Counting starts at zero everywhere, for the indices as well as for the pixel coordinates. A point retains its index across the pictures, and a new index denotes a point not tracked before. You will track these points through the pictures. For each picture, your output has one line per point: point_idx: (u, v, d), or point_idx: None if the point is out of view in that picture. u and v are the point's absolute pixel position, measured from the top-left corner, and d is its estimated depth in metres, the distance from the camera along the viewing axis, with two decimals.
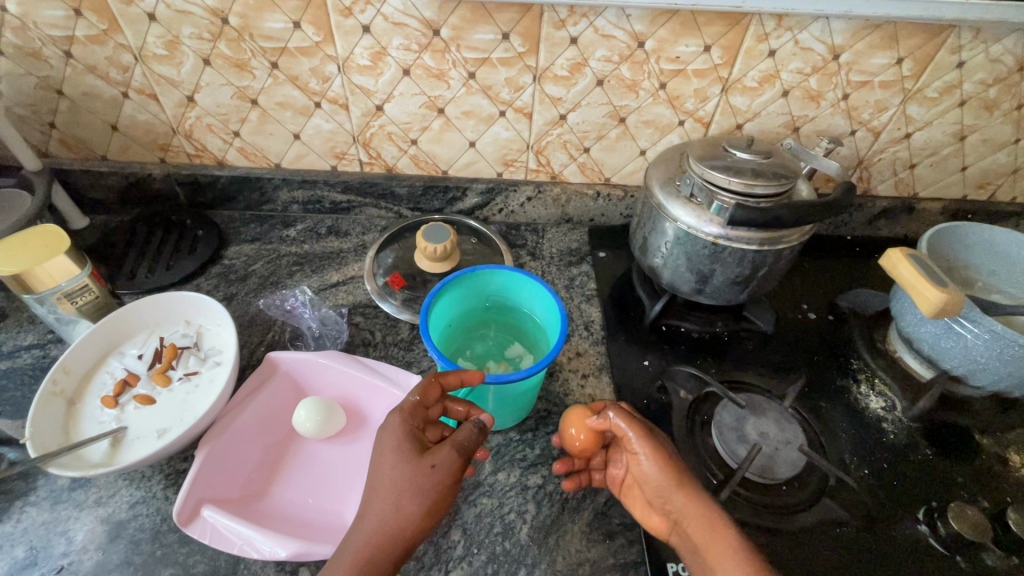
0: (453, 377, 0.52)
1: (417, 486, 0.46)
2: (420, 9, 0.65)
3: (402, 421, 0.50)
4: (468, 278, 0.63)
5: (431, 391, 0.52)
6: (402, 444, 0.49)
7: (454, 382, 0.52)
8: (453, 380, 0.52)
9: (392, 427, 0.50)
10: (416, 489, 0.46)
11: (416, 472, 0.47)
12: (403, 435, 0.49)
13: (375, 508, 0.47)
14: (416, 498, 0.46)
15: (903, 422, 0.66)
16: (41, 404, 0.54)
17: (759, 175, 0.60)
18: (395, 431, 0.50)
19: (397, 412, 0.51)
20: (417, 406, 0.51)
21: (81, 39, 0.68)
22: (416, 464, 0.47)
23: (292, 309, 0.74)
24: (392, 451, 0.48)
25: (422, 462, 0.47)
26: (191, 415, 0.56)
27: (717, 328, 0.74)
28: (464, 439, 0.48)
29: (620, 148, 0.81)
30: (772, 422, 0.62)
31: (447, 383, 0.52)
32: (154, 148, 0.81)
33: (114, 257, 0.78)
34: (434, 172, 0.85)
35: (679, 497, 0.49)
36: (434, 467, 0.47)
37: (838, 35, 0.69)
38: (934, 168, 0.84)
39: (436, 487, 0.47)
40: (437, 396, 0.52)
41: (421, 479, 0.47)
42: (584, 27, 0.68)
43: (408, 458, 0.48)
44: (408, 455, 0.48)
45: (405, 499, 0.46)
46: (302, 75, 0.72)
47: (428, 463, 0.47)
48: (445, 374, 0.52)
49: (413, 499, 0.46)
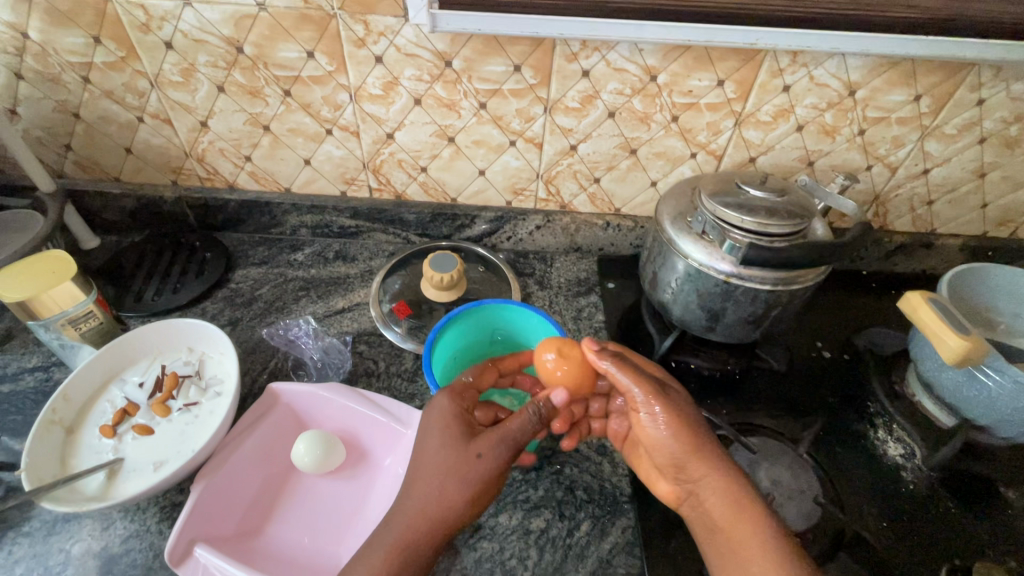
0: (510, 361, 0.62)
1: (462, 475, 0.47)
2: (433, 41, 0.66)
3: (451, 404, 0.52)
4: (475, 313, 0.64)
5: (488, 374, 0.59)
6: (450, 428, 0.50)
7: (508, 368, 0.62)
8: (507, 365, 0.62)
9: (441, 410, 0.52)
10: (460, 478, 0.47)
11: (463, 460, 0.48)
12: (451, 419, 0.51)
13: (420, 492, 0.48)
14: (461, 488, 0.47)
15: (922, 471, 0.63)
16: (39, 432, 0.53)
17: (772, 214, 0.59)
18: (444, 414, 0.51)
19: (448, 393, 0.53)
20: (467, 388, 0.54)
21: (99, 65, 0.69)
22: (462, 452, 0.48)
23: (295, 338, 0.73)
24: (440, 435, 0.50)
25: (468, 452, 0.48)
26: (189, 447, 0.55)
27: (728, 366, 0.72)
28: (515, 428, 0.50)
29: (631, 179, 0.81)
30: (785, 469, 0.60)
31: (504, 366, 0.62)
32: (167, 170, 0.82)
33: (122, 279, 0.78)
34: (443, 200, 0.85)
35: (695, 468, 0.51)
36: (480, 457, 0.48)
37: (854, 71, 0.68)
38: (952, 205, 0.83)
39: (480, 479, 0.48)
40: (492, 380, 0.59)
41: (467, 468, 0.48)
42: (596, 60, 0.67)
43: (455, 444, 0.49)
44: (455, 442, 0.49)
45: (449, 484, 0.47)
46: (314, 103, 0.73)
47: (473, 452, 0.48)
48: (501, 360, 0.61)
49: (457, 488, 0.47)
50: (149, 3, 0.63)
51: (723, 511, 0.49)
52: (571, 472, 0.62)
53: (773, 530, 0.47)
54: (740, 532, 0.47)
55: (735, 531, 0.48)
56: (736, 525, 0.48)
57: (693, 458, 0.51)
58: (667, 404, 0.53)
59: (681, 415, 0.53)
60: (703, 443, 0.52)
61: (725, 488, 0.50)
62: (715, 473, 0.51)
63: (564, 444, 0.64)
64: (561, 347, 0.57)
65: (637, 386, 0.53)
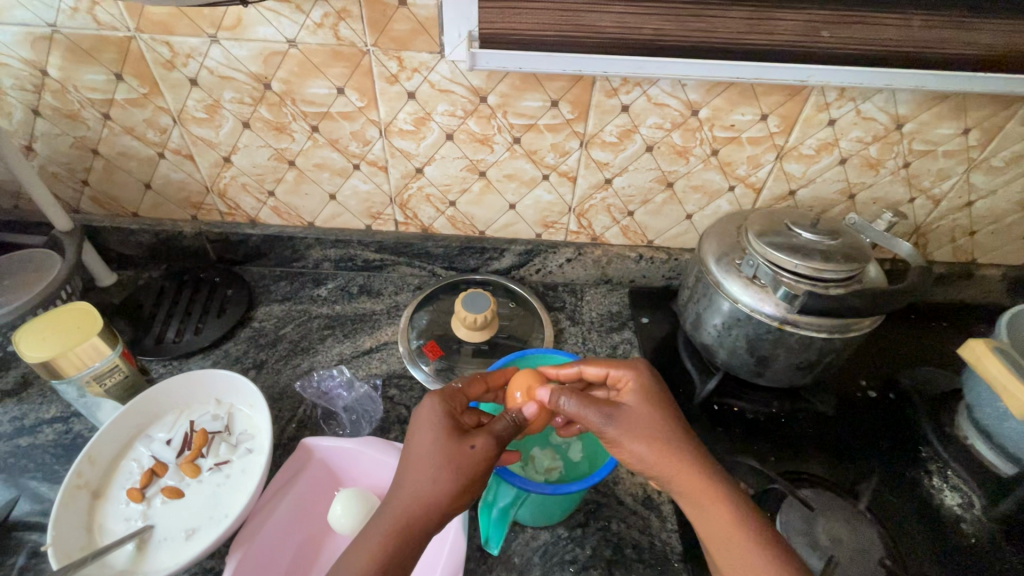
0: (499, 377, 0.60)
1: (456, 466, 0.47)
2: (468, 77, 0.63)
3: (440, 401, 0.52)
4: (517, 364, 0.67)
5: (475, 384, 0.57)
6: (442, 422, 0.50)
7: (497, 384, 0.60)
8: (498, 381, 0.60)
9: (431, 407, 0.51)
10: (454, 468, 0.47)
11: (455, 450, 0.48)
12: (443, 414, 0.50)
13: (411, 482, 0.47)
14: (453, 476, 0.47)
15: (983, 522, 0.61)
16: (65, 502, 0.51)
17: (829, 259, 0.57)
18: (434, 409, 0.51)
19: (436, 394, 0.53)
20: (456, 392, 0.55)
21: (120, 102, 0.67)
22: (456, 443, 0.48)
23: (328, 390, 0.70)
24: (433, 428, 0.50)
25: (461, 443, 0.48)
26: (224, 512, 0.53)
27: (773, 410, 0.70)
28: (501, 429, 0.50)
29: (666, 212, 0.78)
30: (842, 524, 0.58)
31: (493, 381, 0.60)
32: (187, 205, 0.79)
33: (141, 319, 0.75)
34: (471, 233, 0.82)
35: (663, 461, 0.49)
36: (474, 448, 0.48)
37: (902, 105, 0.65)
38: (995, 235, 0.80)
39: (474, 470, 0.47)
40: (479, 391, 0.58)
41: (460, 458, 0.47)
42: (637, 96, 0.65)
43: (446, 436, 0.49)
44: (447, 434, 0.49)
45: (443, 474, 0.47)
46: (342, 138, 0.70)
47: (467, 443, 0.48)
48: (489, 375, 0.60)
49: (452, 476, 0.47)
50: (175, 40, 0.61)
51: (710, 524, 0.47)
52: (619, 528, 0.59)
53: (764, 535, 0.46)
54: (733, 543, 0.46)
55: (727, 540, 0.46)
56: (725, 537, 0.47)
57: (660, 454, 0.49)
58: (619, 420, 0.50)
59: (640, 427, 0.50)
60: (672, 443, 0.49)
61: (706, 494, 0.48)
62: (691, 476, 0.48)
63: (608, 496, 0.62)
64: (522, 380, 0.57)
65: (589, 413, 0.51)
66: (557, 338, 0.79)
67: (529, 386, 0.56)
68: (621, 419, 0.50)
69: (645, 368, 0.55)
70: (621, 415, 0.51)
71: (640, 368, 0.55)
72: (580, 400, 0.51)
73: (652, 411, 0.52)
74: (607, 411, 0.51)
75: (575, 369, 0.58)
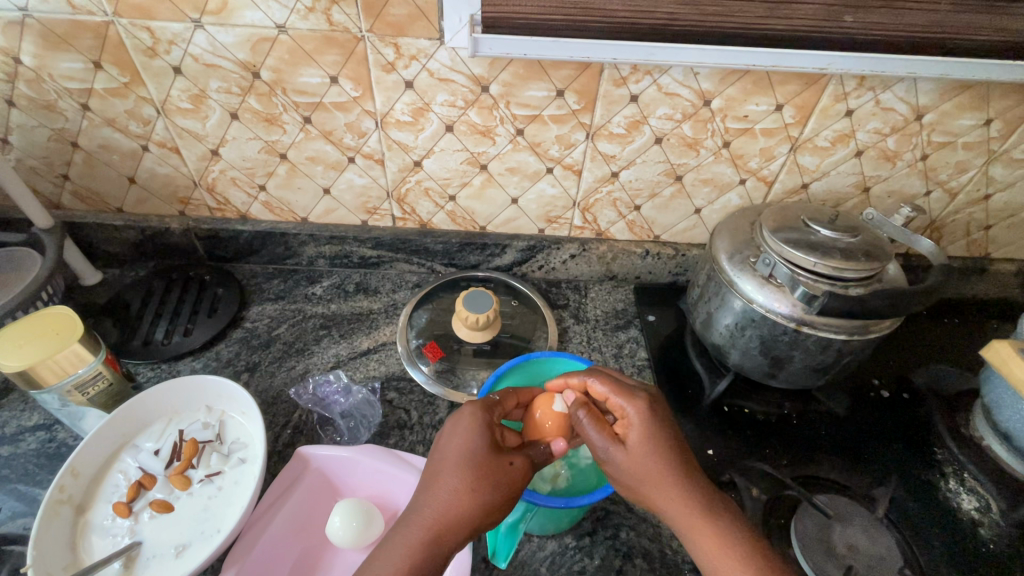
0: (528, 392, 0.58)
1: (496, 480, 0.46)
2: (469, 64, 0.60)
3: (481, 410, 0.51)
4: (525, 368, 0.65)
5: (510, 398, 0.56)
6: (483, 431, 0.49)
7: (526, 399, 0.57)
8: (528, 396, 0.58)
9: (470, 415, 0.50)
10: (494, 482, 0.46)
11: (496, 465, 0.47)
12: (484, 424, 0.49)
13: (446, 492, 0.45)
14: (493, 491, 0.45)
15: (1002, 526, 0.59)
16: (47, 517, 0.50)
17: (849, 257, 0.55)
18: (474, 418, 0.50)
19: (476, 403, 0.51)
20: (495, 403, 0.53)
21: (100, 92, 0.63)
22: (497, 457, 0.47)
23: (324, 397, 0.68)
24: (474, 438, 0.48)
25: (502, 459, 0.47)
26: (215, 527, 0.52)
27: (784, 410, 0.68)
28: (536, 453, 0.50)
29: (674, 207, 0.75)
30: (861, 531, 0.56)
31: (523, 395, 0.57)
32: (174, 201, 0.76)
33: (127, 319, 0.72)
34: (471, 228, 0.79)
35: (660, 499, 0.47)
36: (514, 464, 0.47)
37: (923, 95, 0.62)
38: (1011, 229, 0.77)
39: (512, 487, 0.46)
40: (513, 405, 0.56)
41: (501, 474, 0.46)
42: (647, 85, 0.62)
43: (488, 449, 0.48)
44: (490, 447, 0.48)
45: (482, 485, 0.45)
46: (337, 130, 0.67)
47: (508, 459, 0.48)
48: (521, 390, 0.58)
49: (491, 489, 0.45)
50: (156, 26, 0.57)
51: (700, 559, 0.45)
52: (628, 536, 0.57)
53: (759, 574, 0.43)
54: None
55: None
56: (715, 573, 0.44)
57: (657, 491, 0.47)
58: (617, 460, 0.48)
59: (634, 468, 0.48)
60: (668, 482, 0.47)
61: (697, 531, 0.45)
62: (683, 512, 0.46)
63: (617, 503, 0.60)
64: (543, 399, 0.55)
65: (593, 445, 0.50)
66: (561, 338, 0.77)
67: (549, 403, 0.55)
68: (617, 460, 0.48)
69: (647, 405, 0.51)
70: (617, 456, 0.48)
71: (640, 401, 0.50)
72: (592, 421, 0.51)
73: (661, 447, 0.48)
74: (608, 440, 0.49)
75: (580, 378, 0.54)
